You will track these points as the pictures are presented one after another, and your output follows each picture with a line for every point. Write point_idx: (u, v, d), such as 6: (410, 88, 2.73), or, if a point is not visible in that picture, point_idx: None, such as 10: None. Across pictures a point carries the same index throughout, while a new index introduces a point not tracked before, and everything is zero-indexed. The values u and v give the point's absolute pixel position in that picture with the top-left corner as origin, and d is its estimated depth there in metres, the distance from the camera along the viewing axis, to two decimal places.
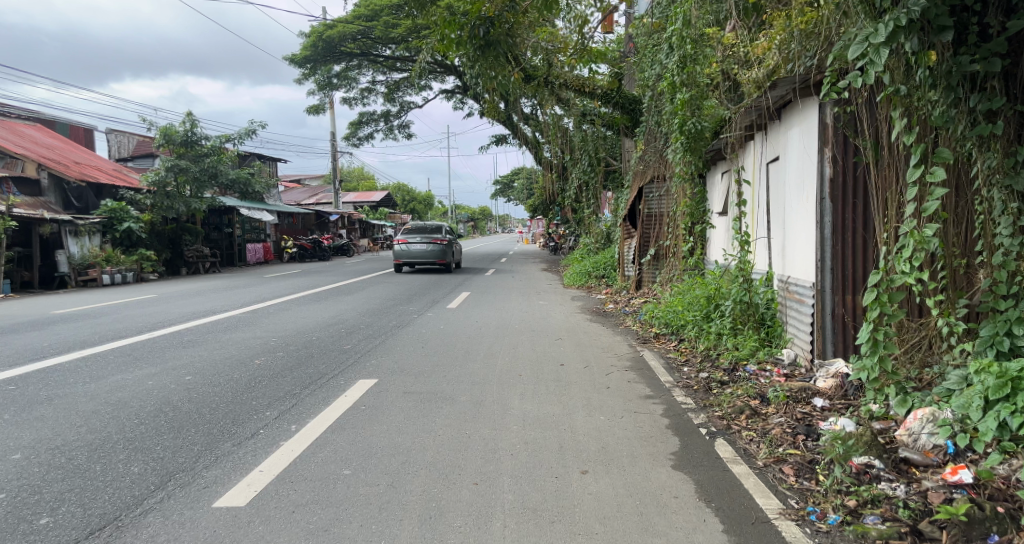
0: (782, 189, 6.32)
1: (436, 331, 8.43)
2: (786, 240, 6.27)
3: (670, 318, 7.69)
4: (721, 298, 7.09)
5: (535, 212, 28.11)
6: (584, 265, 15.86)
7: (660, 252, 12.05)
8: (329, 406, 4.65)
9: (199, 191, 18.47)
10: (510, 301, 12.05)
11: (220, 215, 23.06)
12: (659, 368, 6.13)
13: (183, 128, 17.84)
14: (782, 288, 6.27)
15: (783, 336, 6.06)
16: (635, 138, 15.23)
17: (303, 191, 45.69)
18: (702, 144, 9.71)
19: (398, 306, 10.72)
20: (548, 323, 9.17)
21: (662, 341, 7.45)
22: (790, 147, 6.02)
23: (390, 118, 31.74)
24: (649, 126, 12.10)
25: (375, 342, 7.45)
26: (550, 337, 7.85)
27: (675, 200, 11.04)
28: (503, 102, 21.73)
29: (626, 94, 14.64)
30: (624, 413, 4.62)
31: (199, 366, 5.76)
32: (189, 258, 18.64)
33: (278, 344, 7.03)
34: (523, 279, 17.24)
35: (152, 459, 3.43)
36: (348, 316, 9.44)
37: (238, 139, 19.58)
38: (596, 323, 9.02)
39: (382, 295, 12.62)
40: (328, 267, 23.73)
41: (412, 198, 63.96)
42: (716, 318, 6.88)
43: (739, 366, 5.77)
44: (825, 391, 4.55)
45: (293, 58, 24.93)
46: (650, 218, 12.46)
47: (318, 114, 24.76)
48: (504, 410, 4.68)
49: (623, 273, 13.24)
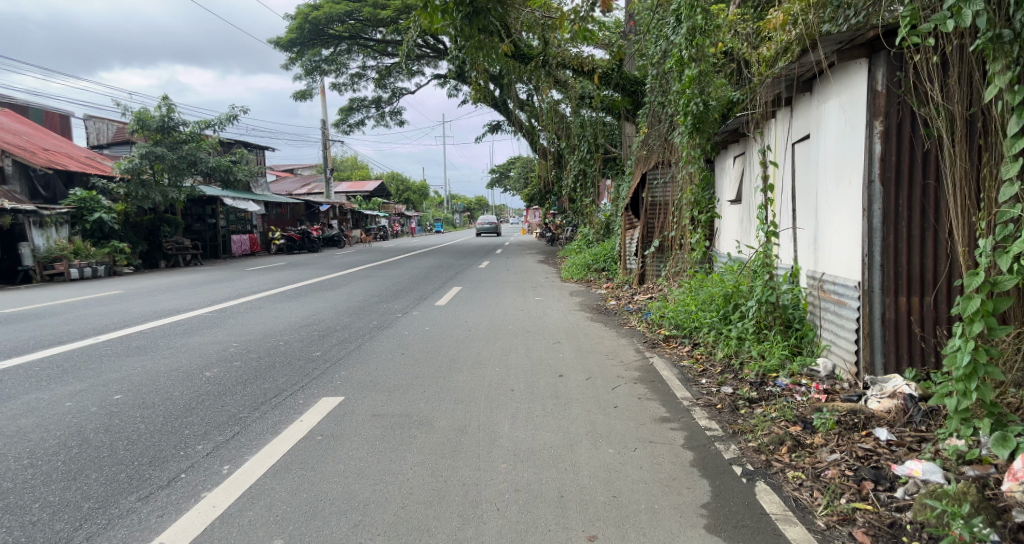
0: (813, 173, 5.48)
1: (420, 333, 7.59)
2: (819, 231, 5.42)
3: (682, 318, 6.88)
4: (742, 298, 6.27)
5: (531, 202, 27.19)
6: (582, 257, 15.04)
7: (665, 244, 11.24)
8: (277, 436, 3.83)
9: (178, 180, 17.56)
10: (504, 297, 11.20)
11: (202, 205, 22.13)
12: (674, 379, 5.31)
13: (158, 113, 16.91)
14: (814, 287, 5.43)
15: (817, 343, 5.23)
16: (637, 122, 14.40)
17: (295, 182, 44.81)
18: (710, 124, 8.80)
19: (382, 304, 9.87)
20: (545, 323, 8.32)
21: (673, 345, 6.63)
22: (825, 124, 5.18)
23: (381, 105, 30.82)
24: (653, 108, 11.28)
25: (351, 347, 6.61)
26: (547, 340, 7.00)
27: (681, 186, 10.16)
28: (496, 86, 20.86)
29: (626, 74, 13.68)
30: (637, 443, 3.80)
31: (137, 381, 4.93)
32: (167, 251, 17.73)
33: (239, 350, 6.19)
34: (518, 271, 16.38)
35: (19, 527, 2.64)
36: (326, 315, 8.59)
37: (219, 125, 18.66)
38: (598, 323, 8.19)
39: (367, 290, 11.76)
40: (316, 259, 22.82)
41: (407, 188, 62.93)
42: (736, 321, 6.04)
43: (769, 378, 4.97)
44: (883, 415, 3.74)
45: (279, 42, 23.99)
46: (654, 207, 11.58)
47: (305, 99, 23.82)
48: (491, 439, 3.86)
49: (625, 266, 12.40)
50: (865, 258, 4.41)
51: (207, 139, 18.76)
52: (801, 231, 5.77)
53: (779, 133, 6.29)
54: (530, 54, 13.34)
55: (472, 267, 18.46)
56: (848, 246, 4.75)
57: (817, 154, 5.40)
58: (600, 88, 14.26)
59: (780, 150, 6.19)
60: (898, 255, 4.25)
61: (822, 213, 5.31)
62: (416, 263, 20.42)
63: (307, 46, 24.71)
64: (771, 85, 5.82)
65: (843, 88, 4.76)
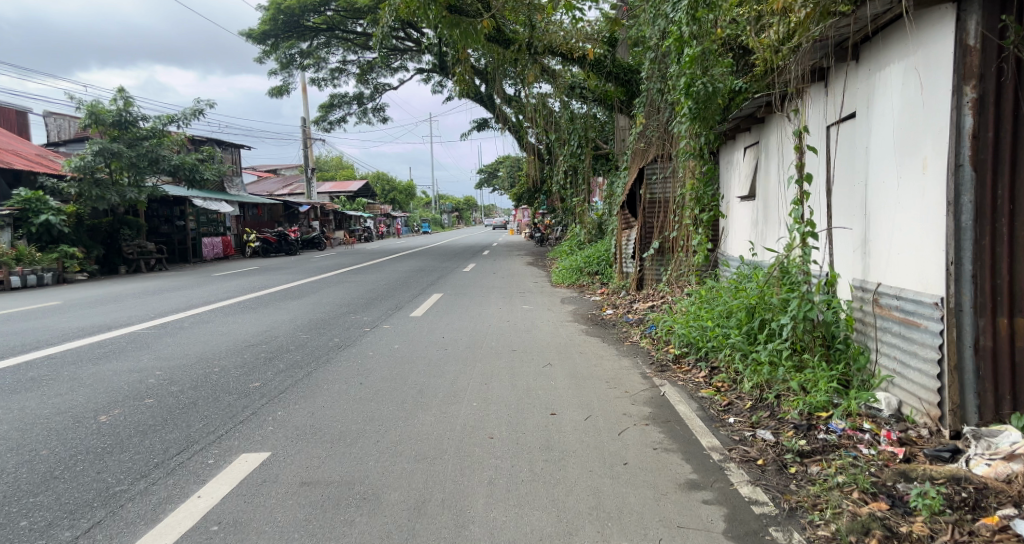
0: (858, 156, 4.41)
1: (388, 352, 6.50)
2: (870, 232, 4.31)
3: (695, 333, 5.81)
4: (771, 313, 5.20)
5: (520, 201, 26.07)
6: (573, 260, 13.97)
7: (665, 245, 10.21)
8: (154, 529, 2.72)
9: (138, 179, 16.38)
10: (488, 305, 10.13)
11: (170, 206, 20.91)
12: (695, 420, 4.23)
13: (114, 107, 15.67)
14: (864, 300, 4.33)
15: (873, 372, 4.14)
16: (631, 114, 13.39)
17: (276, 182, 43.53)
18: (713, 110, 7.72)
19: (349, 317, 8.75)
20: (535, 338, 7.24)
21: (685, 368, 5.56)
22: (882, 95, 4.08)
23: (363, 101, 29.62)
24: (650, 95, 10.24)
25: (302, 373, 5.51)
26: (536, 363, 5.93)
27: (681, 181, 9.12)
28: (480, 79, 19.79)
29: (620, 62, 12.76)
30: (660, 531, 2.73)
31: (3, 431, 3.81)
32: (127, 255, 16.51)
33: (161, 379, 5.08)
34: (505, 275, 15.29)
35: None
36: (280, 331, 7.46)
37: (184, 120, 17.46)
38: (594, 339, 7.14)
39: (336, 299, 10.63)
40: (291, 263, 21.60)
41: (392, 189, 61.57)
42: (763, 341, 4.97)
43: (817, 419, 3.91)
44: (1006, 490, 2.74)
45: (251, 34, 22.75)
46: (653, 205, 10.53)
47: (281, 95, 22.47)
48: (456, 528, 2.78)
49: (621, 269, 11.32)
50: (948, 265, 3.35)
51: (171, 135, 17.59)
52: (839, 229, 4.70)
53: (818, 110, 5.09)
54: (514, 38, 12.24)
55: (456, 270, 17.33)
56: (916, 248, 3.68)
57: (865, 133, 4.31)
58: (591, 77, 13.24)
59: (820, 131, 5.02)
60: (996, 262, 3.21)
61: (871, 207, 4.24)
62: (395, 266, 19.27)
63: (282, 39, 23.49)
64: (809, 51, 4.61)
65: (914, 43, 3.68)
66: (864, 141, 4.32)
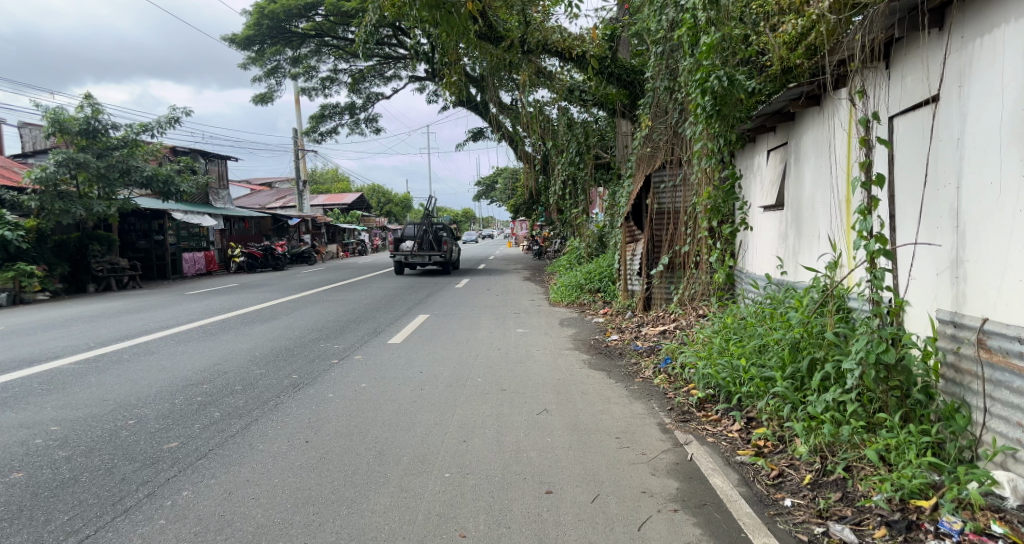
0: (945, 151, 3.36)
1: (352, 393, 5.43)
2: (964, 250, 3.25)
3: (723, 371, 4.76)
4: (821, 350, 4.15)
5: (517, 213, 25.05)
6: (572, 276, 12.94)
7: (676, 261, 9.21)
8: None
9: (107, 192, 15.45)
10: (477, 328, 9.10)
11: (149, 220, 19.91)
12: (740, 501, 3.19)
13: (80, 115, 14.77)
14: (956, 339, 3.27)
15: (978, 440, 3.08)
16: (635, 119, 12.45)
17: (269, 195, 42.64)
18: (734, 107, 6.60)
19: (317, 345, 7.69)
20: (529, 372, 6.18)
21: (713, 417, 4.52)
22: (989, 69, 3.03)
23: (355, 111, 28.72)
24: (658, 95, 9.29)
25: (238, 424, 4.45)
26: (529, 411, 4.86)
27: (695, 189, 8.10)
28: (474, 85, 18.88)
29: (622, 63, 12.05)
30: None
31: None
32: (97, 273, 15.61)
33: (52, 438, 4.02)
34: (500, 292, 14.24)
35: None
36: (231, 365, 6.41)
37: (159, 129, 16.49)
38: (598, 374, 6.08)
39: (309, 323, 9.57)
40: (276, 279, 20.54)
41: (388, 201, 60.70)
42: (816, 389, 3.91)
43: (916, 512, 2.87)
44: None
45: (235, 39, 21.84)
46: (661, 216, 9.53)
47: (265, 103, 21.52)
48: None
49: (625, 287, 10.29)
50: None
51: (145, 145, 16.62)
52: (913, 245, 3.65)
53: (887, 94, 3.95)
54: (507, 36, 11.37)
55: (448, 286, 16.30)
56: None
57: (956, 121, 3.28)
58: (591, 78, 12.34)
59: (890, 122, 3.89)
60: None
61: (967, 217, 3.20)
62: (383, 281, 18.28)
63: (268, 45, 22.59)
64: (887, 12, 3.50)
65: None
66: (953, 131, 3.29)
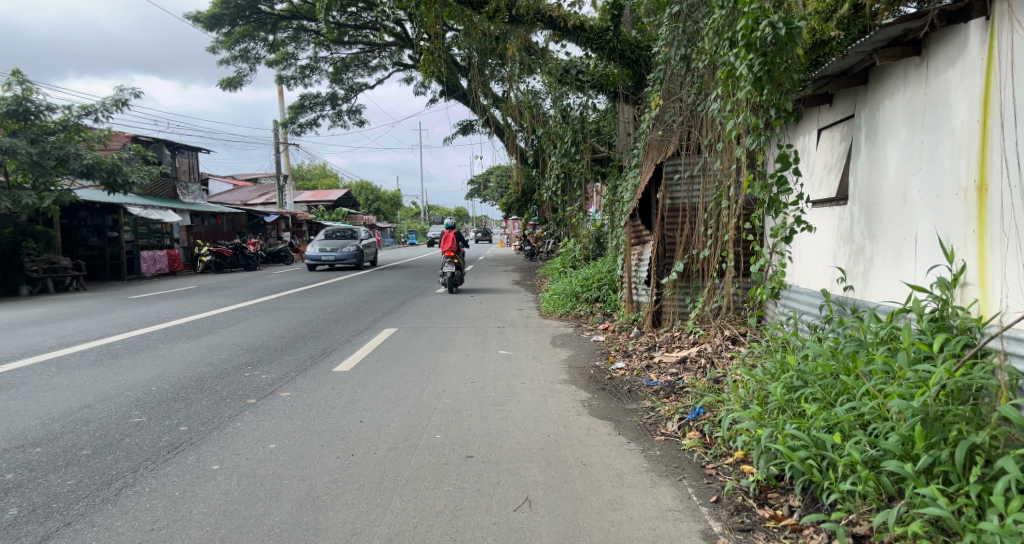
0: None
1: (247, 463, 3.75)
2: None
3: (799, 443, 3.09)
4: (984, 431, 2.52)
5: (509, 211, 23.38)
6: (566, 282, 11.26)
7: (693, 267, 7.57)
8: None
9: (43, 182, 13.86)
10: (450, 347, 7.45)
11: (102, 214, 18.18)
12: None
13: (9, 96, 13.34)
14: None
15: None
16: (640, 102, 10.88)
17: (251, 191, 41.11)
18: (792, 64, 4.99)
19: (238, 375, 6.00)
20: (509, 423, 4.51)
21: (791, 526, 2.86)
22: None
23: (338, 102, 26.97)
24: (676, 66, 7.69)
25: (29, 536, 2.80)
26: (500, 505, 3.20)
27: (728, 180, 6.44)
28: (463, 72, 17.35)
29: (625, 37, 10.67)
30: None
31: None
32: (31, 273, 13.96)
33: None
34: (484, 300, 12.58)
35: None
36: (102, 408, 4.75)
37: (105, 112, 14.84)
38: (603, 430, 4.40)
39: (246, 339, 7.90)
40: (240, 280, 18.76)
41: (376, 198, 59.01)
42: (995, 513, 2.28)
43: None
44: None
45: (202, 18, 20.07)
46: (674, 214, 7.89)
47: (233, 88, 19.75)
48: None
49: (630, 297, 8.65)
50: None
51: (89, 130, 15.02)
52: None
53: None
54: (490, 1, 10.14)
55: (428, 290, 14.65)
56: None
57: None
58: (587, 55, 10.89)
59: None
60: None
61: None
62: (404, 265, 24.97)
63: (238, 26, 20.80)
64: None
65: None
66: None
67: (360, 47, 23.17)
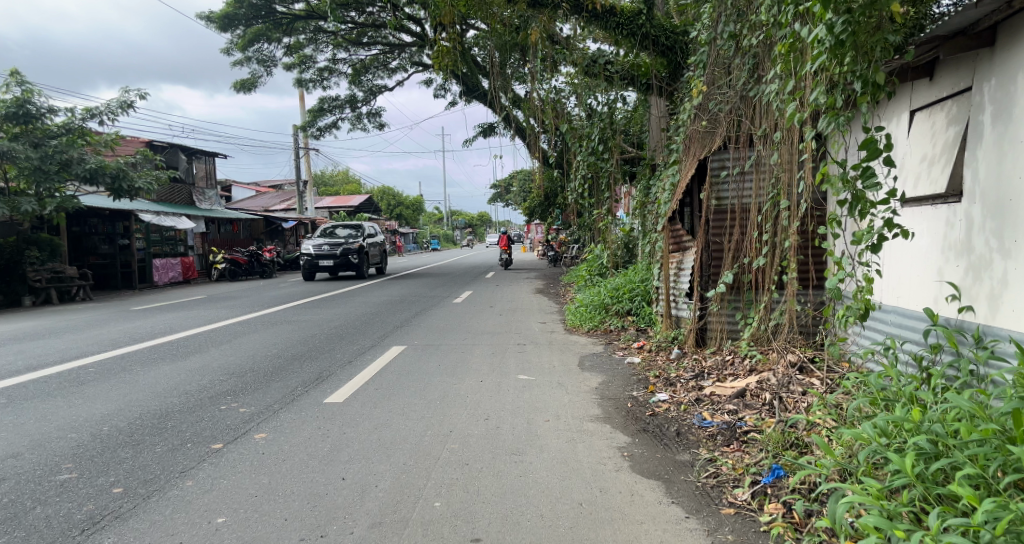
0: None
1: None
2: None
3: None
4: None
5: (532, 216, 22.34)
6: (594, 292, 10.22)
7: (745, 277, 6.48)
8: None
9: (45, 188, 13.29)
10: (463, 371, 6.48)
11: (112, 221, 17.64)
12: None
13: (9, 98, 12.79)
14: None
15: None
16: (675, 93, 9.78)
17: (272, 197, 40.67)
18: (885, 26, 3.92)
19: (210, 409, 5.09)
20: (528, 486, 3.51)
21: None
22: None
23: (356, 106, 26.27)
24: (724, 46, 6.62)
25: None
26: None
27: (791, 176, 5.37)
28: (483, 70, 16.41)
29: (660, 21, 9.52)
30: None
31: None
32: (34, 283, 13.39)
33: None
34: (504, 311, 11.57)
35: None
36: (28, 458, 3.87)
37: (111, 115, 14.25)
38: (651, 497, 3.38)
39: (235, 360, 7.03)
40: (253, 288, 18.05)
41: (399, 204, 58.29)
42: None
43: None
44: None
45: (216, 19, 19.47)
46: (721, 217, 6.81)
47: (246, 91, 19.10)
48: None
49: (669, 312, 7.57)
50: None
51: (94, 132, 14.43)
52: None
53: None
54: None
55: (445, 300, 13.72)
56: None
57: None
58: (616, 43, 9.81)
59: None
60: None
61: None
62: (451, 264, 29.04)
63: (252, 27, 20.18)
64: None
65: None
66: None
67: (379, 48, 22.38)
